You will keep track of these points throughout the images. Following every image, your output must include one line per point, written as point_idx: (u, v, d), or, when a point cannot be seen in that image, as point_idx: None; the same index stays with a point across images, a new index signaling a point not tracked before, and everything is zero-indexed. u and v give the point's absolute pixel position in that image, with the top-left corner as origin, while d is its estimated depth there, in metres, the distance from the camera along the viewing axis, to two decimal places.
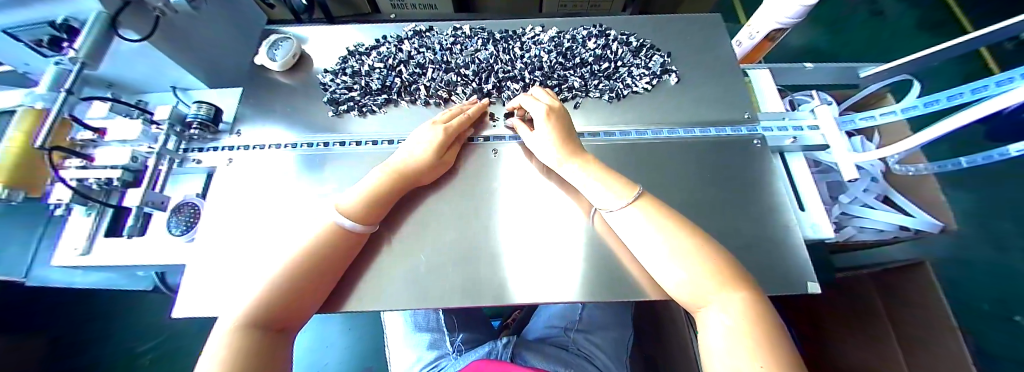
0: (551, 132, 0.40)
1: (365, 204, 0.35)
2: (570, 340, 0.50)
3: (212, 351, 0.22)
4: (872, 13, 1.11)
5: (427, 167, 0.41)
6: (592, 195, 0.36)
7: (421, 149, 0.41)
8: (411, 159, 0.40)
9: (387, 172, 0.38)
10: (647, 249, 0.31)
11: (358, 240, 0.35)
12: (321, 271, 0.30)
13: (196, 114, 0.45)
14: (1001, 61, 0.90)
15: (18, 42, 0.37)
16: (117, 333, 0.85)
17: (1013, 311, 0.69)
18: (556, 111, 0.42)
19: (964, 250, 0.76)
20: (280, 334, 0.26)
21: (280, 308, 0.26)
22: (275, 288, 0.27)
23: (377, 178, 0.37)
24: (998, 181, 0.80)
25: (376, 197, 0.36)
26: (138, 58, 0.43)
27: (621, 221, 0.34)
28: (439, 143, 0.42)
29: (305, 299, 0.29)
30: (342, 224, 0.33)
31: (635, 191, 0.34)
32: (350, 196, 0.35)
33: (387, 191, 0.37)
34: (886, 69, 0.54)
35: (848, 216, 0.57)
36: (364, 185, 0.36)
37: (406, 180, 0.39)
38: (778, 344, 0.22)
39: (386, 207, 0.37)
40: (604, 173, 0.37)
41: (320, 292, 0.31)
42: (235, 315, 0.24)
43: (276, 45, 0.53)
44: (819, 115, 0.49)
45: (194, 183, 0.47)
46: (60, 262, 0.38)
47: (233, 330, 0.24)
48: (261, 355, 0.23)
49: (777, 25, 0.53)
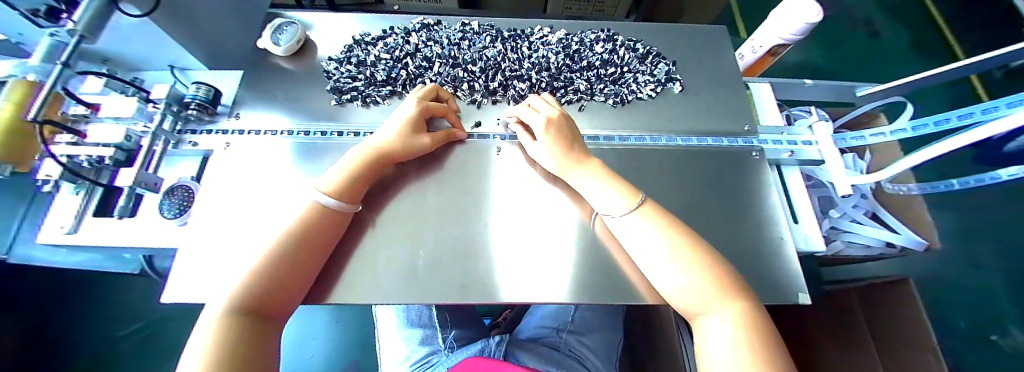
0: (552, 143, 0.40)
1: (340, 182, 0.34)
2: (563, 341, 0.50)
3: (203, 339, 0.22)
4: (869, 33, 1.14)
5: (401, 142, 0.40)
6: (598, 200, 0.36)
7: (393, 126, 0.40)
8: (385, 136, 0.40)
9: (363, 151, 0.38)
10: (649, 255, 0.31)
11: (340, 218, 0.34)
12: (305, 254, 0.30)
13: (194, 96, 0.44)
14: (989, 88, 0.94)
15: (12, 11, 0.35)
16: (100, 315, 0.83)
17: (989, 330, 0.72)
18: (557, 121, 0.41)
19: (945, 270, 0.79)
20: (266, 321, 0.26)
21: (266, 298, 0.26)
22: (266, 276, 0.26)
23: (353, 158, 0.37)
24: (978, 203, 0.83)
25: (351, 175, 0.35)
26: (136, 33, 0.42)
27: (623, 227, 0.34)
28: (412, 120, 0.41)
29: (294, 285, 0.29)
30: (320, 202, 0.32)
31: (640, 198, 0.34)
32: (327, 177, 0.35)
33: (362, 171, 0.36)
34: (882, 90, 0.55)
35: (838, 231, 0.58)
36: (340, 165, 0.36)
37: (382, 157, 0.39)
38: (773, 356, 0.22)
39: (363, 186, 0.37)
40: (607, 177, 0.37)
41: (305, 279, 0.30)
42: (225, 303, 0.24)
43: (281, 30, 0.52)
44: (816, 131, 0.50)
45: (188, 165, 0.46)
46: (45, 240, 0.37)
47: (221, 320, 0.23)
48: (247, 346, 0.22)
49: (780, 40, 0.54)
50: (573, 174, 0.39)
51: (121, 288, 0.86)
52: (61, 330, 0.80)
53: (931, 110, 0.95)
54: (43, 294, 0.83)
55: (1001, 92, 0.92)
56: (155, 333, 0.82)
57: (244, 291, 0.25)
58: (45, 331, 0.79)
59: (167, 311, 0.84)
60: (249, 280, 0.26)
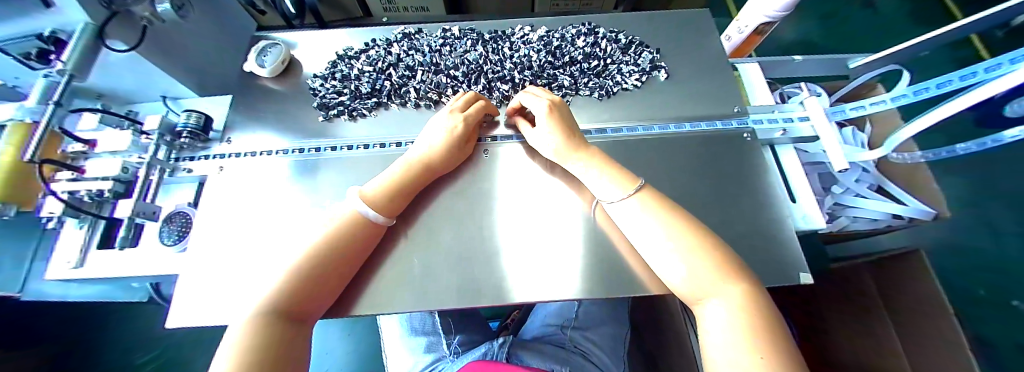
0: (554, 128, 0.40)
1: (386, 193, 0.36)
2: (568, 338, 0.50)
3: (232, 342, 0.22)
4: (862, 4, 1.12)
5: (443, 158, 0.41)
6: (592, 186, 0.37)
7: (438, 139, 0.41)
8: (429, 150, 0.40)
9: (408, 164, 0.39)
10: (648, 240, 0.31)
11: (376, 230, 0.35)
12: (338, 267, 0.31)
13: (185, 124, 0.45)
14: (989, 48, 0.92)
15: (7, 56, 0.37)
16: (118, 344, 0.85)
17: (1010, 296, 0.72)
18: (556, 107, 0.42)
19: (954, 237, 0.78)
20: (301, 326, 0.26)
21: (297, 303, 0.26)
22: (291, 283, 0.27)
23: (397, 170, 0.38)
24: (981, 168, 0.83)
25: (395, 189, 0.37)
26: (121, 67, 0.42)
27: (621, 212, 0.34)
28: (458, 133, 0.42)
29: (318, 297, 0.29)
30: (363, 213, 0.34)
31: (637, 184, 0.35)
32: (373, 185, 0.36)
33: (404, 184, 0.38)
34: (877, 58, 0.54)
35: (841, 207, 0.57)
36: (384, 176, 0.38)
37: (424, 172, 0.40)
38: (772, 336, 0.22)
39: (403, 203, 0.38)
40: (605, 165, 0.37)
41: (333, 290, 0.31)
42: (251, 312, 0.24)
43: (265, 52, 0.53)
44: (808, 106, 0.50)
45: (186, 192, 0.47)
46: (52, 276, 0.38)
47: (250, 321, 0.23)
48: (279, 347, 0.23)
49: (765, 18, 0.53)
50: (570, 160, 0.39)
51: (138, 316, 0.88)
52: (82, 361, 0.82)
53: (931, 76, 0.93)
54: (66, 327, 0.85)
55: (1003, 51, 0.91)
56: (174, 358, 0.84)
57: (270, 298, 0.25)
58: (67, 364, 0.81)
59: (183, 336, 0.86)
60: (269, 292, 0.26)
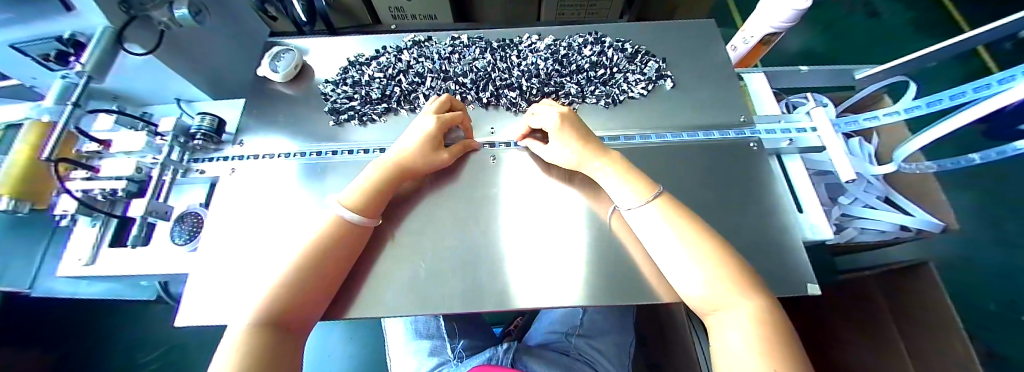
0: (568, 140, 0.40)
1: (362, 199, 0.35)
2: (572, 345, 0.50)
3: (229, 346, 0.23)
4: (868, 15, 1.13)
5: (418, 160, 0.41)
6: (614, 194, 0.37)
7: (413, 140, 0.41)
8: (403, 151, 0.41)
9: (383, 167, 0.39)
10: (663, 249, 0.31)
11: (362, 231, 0.35)
12: (328, 271, 0.31)
13: (199, 126, 0.46)
14: (999, 60, 0.92)
15: (26, 57, 0.38)
16: (123, 342, 0.85)
17: (1021, 312, 0.71)
18: (568, 117, 0.41)
19: (964, 250, 0.77)
20: (296, 332, 0.27)
21: (294, 308, 0.27)
22: (287, 288, 0.27)
23: (372, 173, 0.38)
24: (988, 181, 0.83)
25: (371, 191, 0.36)
26: (140, 71, 0.44)
27: (638, 219, 0.34)
28: (431, 136, 0.42)
29: (306, 306, 0.28)
30: (343, 216, 0.33)
31: (655, 191, 0.34)
32: (349, 192, 0.36)
33: (381, 188, 0.37)
34: (884, 69, 0.54)
35: (849, 218, 0.57)
36: (361, 180, 0.37)
37: (400, 173, 0.40)
38: (785, 351, 0.22)
39: (384, 201, 0.38)
40: (627, 173, 0.37)
41: (327, 293, 0.31)
42: (247, 316, 0.25)
43: (279, 57, 0.54)
44: (814, 117, 0.50)
45: (197, 192, 0.48)
46: (64, 273, 0.38)
47: (246, 331, 0.24)
48: (268, 354, 0.23)
49: (771, 29, 0.53)
50: (591, 167, 0.39)
51: (145, 315, 0.88)
52: (87, 359, 0.82)
53: (940, 87, 0.93)
54: (72, 326, 0.85)
55: (1013, 63, 0.90)
56: (178, 356, 0.84)
57: (266, 303, 0.26)
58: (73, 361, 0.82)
59: (187, 335, 0.86)
60: (262, 299, 0.26)
